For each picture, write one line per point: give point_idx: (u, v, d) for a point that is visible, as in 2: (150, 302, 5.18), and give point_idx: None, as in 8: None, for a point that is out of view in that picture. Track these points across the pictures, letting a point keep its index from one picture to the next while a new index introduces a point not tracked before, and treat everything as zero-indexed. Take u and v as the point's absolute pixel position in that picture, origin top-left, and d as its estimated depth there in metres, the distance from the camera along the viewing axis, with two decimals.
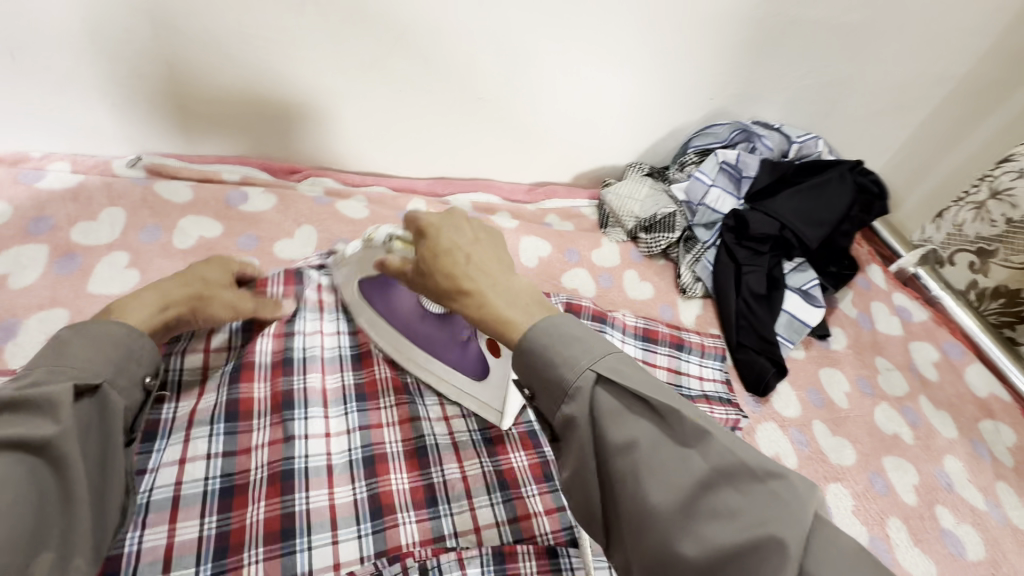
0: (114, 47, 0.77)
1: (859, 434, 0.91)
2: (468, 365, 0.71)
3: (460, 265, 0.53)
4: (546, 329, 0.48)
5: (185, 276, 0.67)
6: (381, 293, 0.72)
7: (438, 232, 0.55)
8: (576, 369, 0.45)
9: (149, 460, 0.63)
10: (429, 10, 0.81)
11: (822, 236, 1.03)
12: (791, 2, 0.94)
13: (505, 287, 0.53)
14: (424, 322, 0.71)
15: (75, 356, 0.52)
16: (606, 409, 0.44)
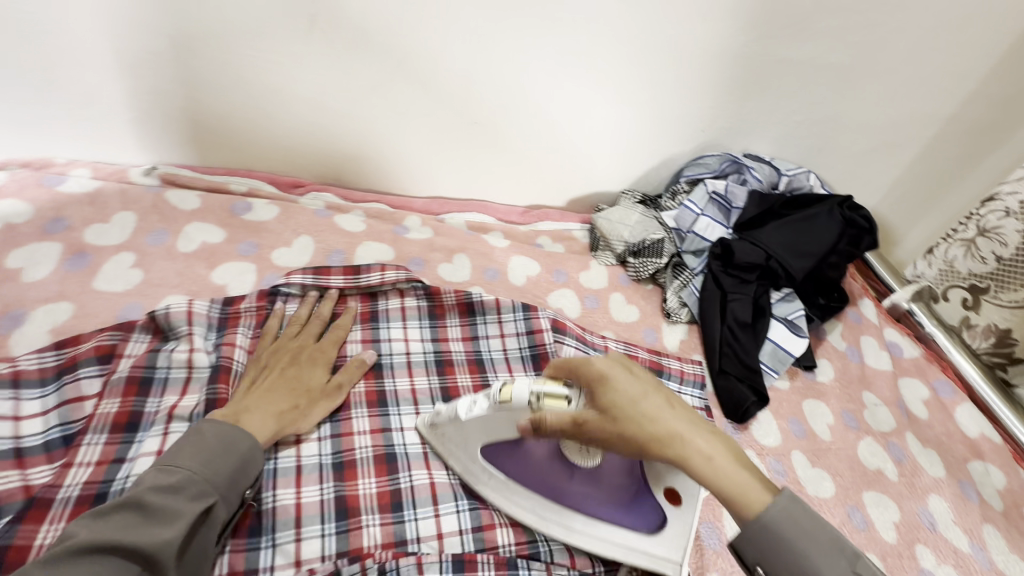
0: (139, 66, 0.84)
1: (840, 467, 0.90)
2: (638, 516, 0.66)
3: (648, 421, 0.57)
4: (783, 521, 0.52)
5: (293, 385, 0.72)
6: (511, 457, 0.67)
7: (615, 388, 0.57)
8: (833, 565, 0.49)
9: (127, 451, 0.65)
10: (427, 40, 0.87)
11: (808, 268, 1.04)
12: (778, 42, 0.98)
13: (701, 437, 0.57)
14: (574, 480, 0.67)
15: (206, 462, 0.58)
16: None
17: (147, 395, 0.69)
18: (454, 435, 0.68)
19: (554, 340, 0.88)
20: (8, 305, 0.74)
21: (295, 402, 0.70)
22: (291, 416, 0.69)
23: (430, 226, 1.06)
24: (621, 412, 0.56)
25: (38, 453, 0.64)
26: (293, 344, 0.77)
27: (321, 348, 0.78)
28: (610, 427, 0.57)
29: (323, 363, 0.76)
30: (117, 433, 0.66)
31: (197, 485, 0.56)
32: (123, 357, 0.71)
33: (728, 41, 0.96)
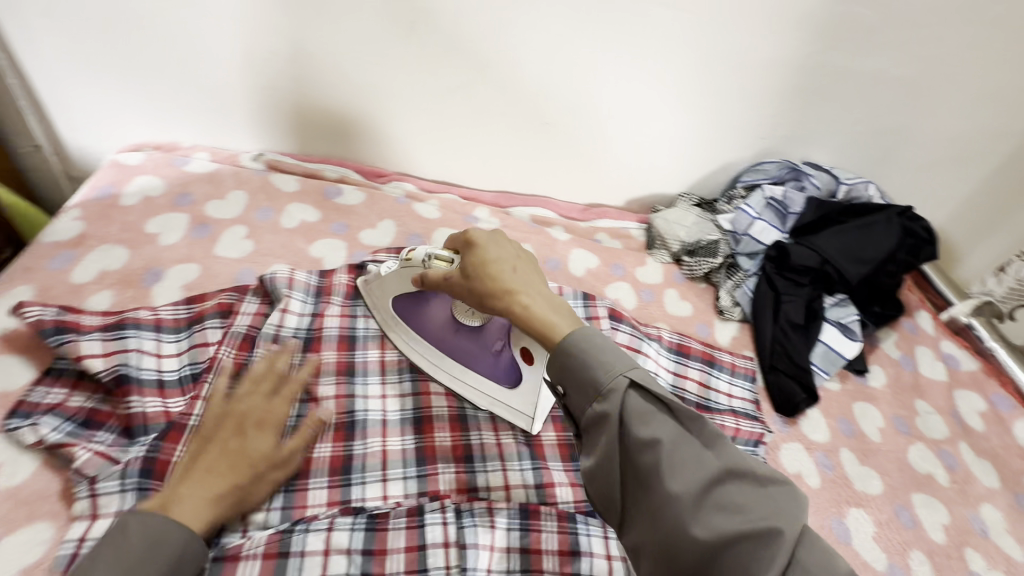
0: (260, 64, 0.97)
1: (889, 467, 0.92)
2: (503, 374, 0.76)
3: (505, 274, 0.60)
4: (581, 338, 0.54)
5: (233, 455, 0.59)
6: (413, 310, 0.80)
7: (485, 249, 0.63)
8: (611, 370, 0.51)
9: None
10: (510, 46, 0.96)
11: (865, 273, 1.06)
12: (844, 53, 1.02)
13: (545, 296, 0.60)
14: (456, 336, 0.77)
15: (124, 568, 0.50)
16: (636, 408, 0.50)
17: (253, 347, 0.78)
18: (381, 294, 0.82)
19: (610, 327, 0.97)
20: (149, 262, 0.86)
21: (237, 481, 0.59)
22: (230, 499, 0.58)
23: (498, 217, 1.15)
24: (485, 270, 0.61)
25: (175, 386, 0.75)
26: (238, 408, 0.62)
27: (263, 414, 0.63)
28: (468, 286, 0.63)
29: (270, 426, 0.63)
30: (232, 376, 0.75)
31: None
32: (239, 314, 0.82)
33: (793, 52, 1.01)
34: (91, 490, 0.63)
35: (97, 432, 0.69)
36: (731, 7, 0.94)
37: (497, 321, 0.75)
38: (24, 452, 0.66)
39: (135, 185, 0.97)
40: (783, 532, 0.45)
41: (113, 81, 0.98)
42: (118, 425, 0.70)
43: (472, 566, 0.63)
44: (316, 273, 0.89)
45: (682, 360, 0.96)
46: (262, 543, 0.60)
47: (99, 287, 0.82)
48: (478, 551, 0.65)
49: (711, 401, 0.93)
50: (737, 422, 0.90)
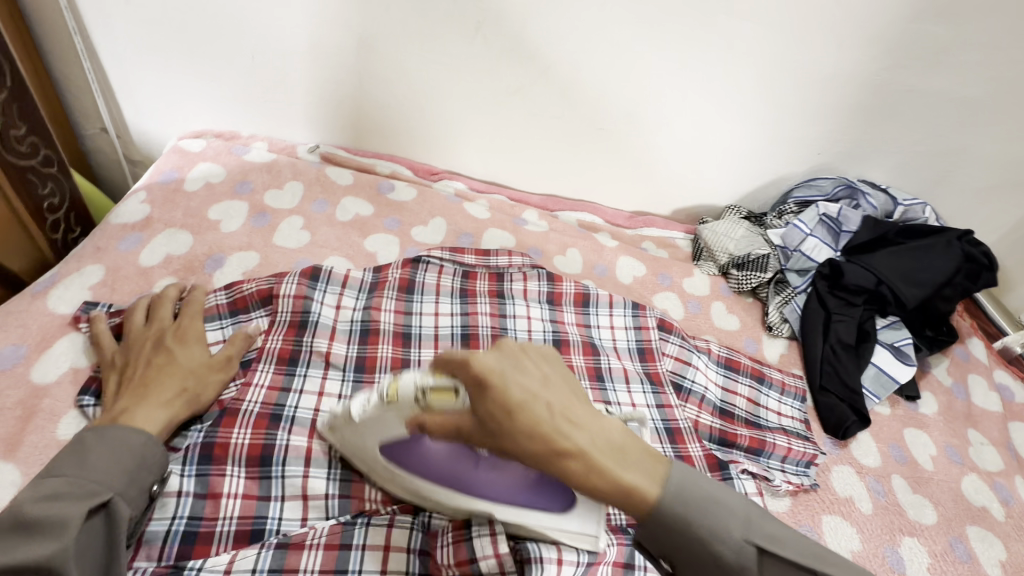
0: (325, 58, 0.98)
1: (942, 497, 0.90)
2: (547, 500, 0.59)
3: (546, 419, 0.48)
4: (683, 500, 0.50)
5: (162, 367, 0.67)
6: (407, 453, 0.60)
7: (506, 382, 0.49)
8: (728, 540, 0.50)
9: (292, 382, 0.73)
10: (573, 50, 0.96)
11: (921, 297, 1.04)
12: (911, 72, 1.00)
13: (601, 434, 0.50)
14: (476, 470, 0.60)
15: (92, 466, 0.55)
16: (771, 575, 0.49)
17: (303, 336, 0.77)
18: (354, 439, 0.62)
19: (660, 338, 0.95)
20: (211, 248, 0.88)
21: (185, 385, 0.66)
22: (183, 400, 0.66)
23: (546, 220, 1.14)
24: (520, 412, 0.48)
25: None
26: (150, 332, 0.71)
27: (174, 330, 0.71)
28: (491, 438, 0.50)
29: (189, 339, 0.71)
30: (280, 365, 0.74)
31: (84, 488, 0.54)
32: (281, 296, 0.79)
33: (859, 68, 0.99)
34: None
35: None
36: (800, 20, 0.93)
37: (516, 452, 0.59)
38: None
39: (197, 171, 0.99)
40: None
41: (181, 68, 1.00)
42: None
43: None
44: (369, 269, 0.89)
45: (731, 375, 0.95)
46: (325, 533, 0.61)
47: (164, 270, 0.83)
48: (543, 566, 0.57)
49: (760, 418, 0.92)
50: (788, 440, 0.89)
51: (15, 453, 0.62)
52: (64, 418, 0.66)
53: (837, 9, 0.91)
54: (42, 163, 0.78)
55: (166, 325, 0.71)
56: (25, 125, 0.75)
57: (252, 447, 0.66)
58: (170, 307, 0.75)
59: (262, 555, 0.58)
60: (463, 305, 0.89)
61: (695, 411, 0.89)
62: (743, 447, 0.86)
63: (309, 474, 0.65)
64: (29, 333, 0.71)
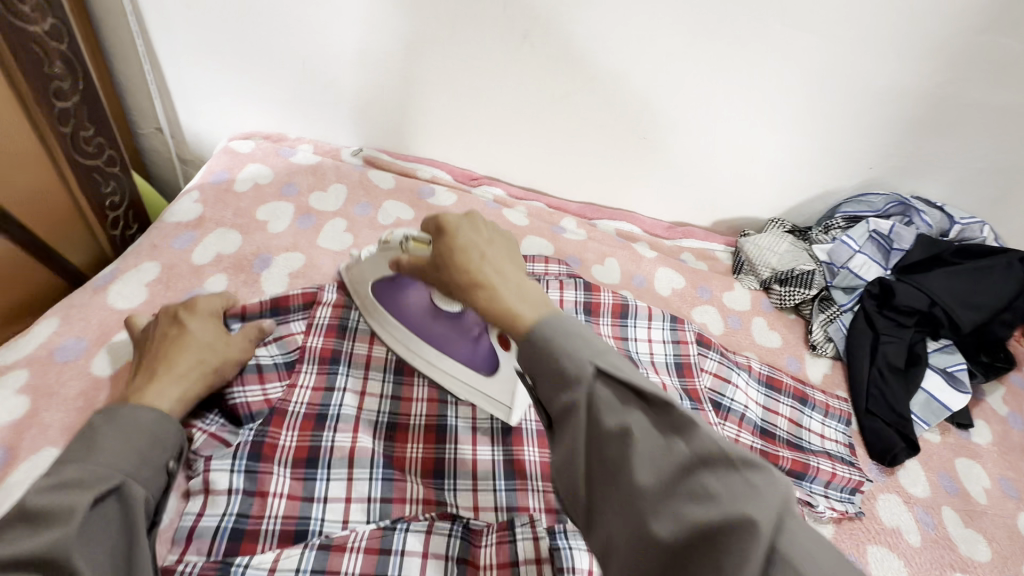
0: (373, 64, 0.99)
1: (996, 532, 0.86)
2: (482, 361, 0.73)
3: (473, 261, 0.56)
4: (552, 323, 0.49)
5: (177, 345, 0.67)
6: (391, 295, 0.75)
7: (456, 231, 0.59)
8: (574, 358, 0.45)
9: (335, 382, 0.75)
10: (620, 59, 0.95)
11: (978, 320, 0.99)
12: (976, 85, 0.95)
13: (518, 286, 0.54)
14: (435, 322, 0.73)
15: (100, 449, 0.53)
16: (602, 398, 0.44)
17: (344, 337, 0.79)
18: (358, 284, 0.79)
19: (699, 353, 0.93)
20: (259, 248, 0.90)
21: (199, 356, 0.67)
22: (198, 372, 0.67)
23: (585, 229, 1.14)
24: (454, 247, 0.57)
25: (271, 369, 0.76)
26: (166, 315, 0.72)
27: (186, 307, 0.73)
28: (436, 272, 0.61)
29: (204, 316, 0.73)
30: (324, 364, 0.76)
31: (95, 474, 0.50)
32: (321, 304, 0.81)
33: (920, 81, 0.95)
34: (206, 466, 0.64)
35: (208, 415, 0.71)
36: (859, 31, 0.90)
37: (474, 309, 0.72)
38: None
39: (246, 172, 1.02)
40: (762, 527, 0.35)
41: (235, 71, 1.03)
42: (223, 407, 0.72)
43: None
44: None
45: (773, 394, 0.92)
46: (366, 537, 0.62)
47: (215, 269, 0.86)
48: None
49: (802, 440, 0.89)
50: (833, 465, 0.85)
51: None
52: None
53: (900, 19, 0.88)
54: (107, 164, 0.82)
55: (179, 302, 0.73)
56: (93, 127, 0.78)
57: (298, 449, 0.68)
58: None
59: (306, 555, 0.59)
60: None
61: (735, 429, 0.86)
62: (785, 469, 0.84)
63: (353, 475, 0.67)
64: (90, 326, 0.74)
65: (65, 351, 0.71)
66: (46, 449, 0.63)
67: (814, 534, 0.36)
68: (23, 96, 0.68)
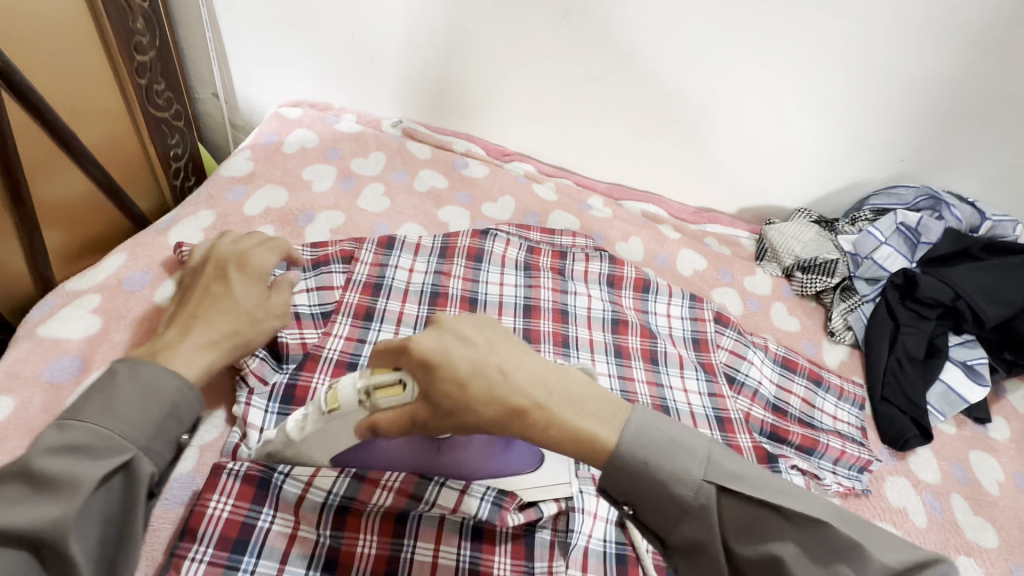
0: (417, 38, 1.04)
1: (1006, 522, 0.86)
2: (518, 460, 0.64)
3: (499, 384, 0.48)
4: (643, 446, 0.48)
5: (217, 300, 0.66)
6: (366, 455, 0.61)
7: (448, 357, 0.49)
8: (688, 481, 0.47)
9: (366, 334, 0.80)
10: (656, 41, 0.98)
11: (1002, 316, 0.99)
12: (1014, 79, 0.95)
13: (565, 395, 0.49)
14: (440, 454, 0.61)
15: (115, 413, 0.52)
16: (733, 518, 0.48)
17: (377, 296, 0.85)
18: (302, 457, 0.62)
19: (716, 330, 0.96)
20: (304, 206, 0.96)
21: (235, 326, 0.65)
22: (234, 341, 0.65)
23: (611, 208, 1.17)
24: (466, 390, 0.48)
25: (308, 318, 0.81)
26: (218, 261, 0.70)
27: (239, 261, 0.70)
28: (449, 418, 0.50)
29: (252, 274, 0.70)
30: (358, 319, 0.81)
31: (106, 441, 0.50)
32: (359, 261, 0.87)
33: (957, 72, 0.95)
34: (247, 398, 0.70)
35: None
36: (898, 19, 0.90)
37: (480, 435, 0.61)
38: None
39: (294, 136, 1.08)
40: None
41: (287, 40, 1.10)
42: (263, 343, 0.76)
43: (578, 530, 0.64)
44: (440, 236, 0.95)
45: (787, 374, 0.94)
46: (400, 478, 0.63)
47: (263, 221, 0.92)
48: (583, 517, 0.65)
49: (815, 420, 0.91)
50: (843, 444, 0.87)
51: None
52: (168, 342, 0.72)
53: (939, 7, 0.89)
54: (173, 118, 0.90)
55: (233, 253, 0.70)
56: (164, 82, 0.86)
57: None
58: (252, 240, 0.75)
59: (340, 481, 0.63)
60: (527, 277, 0.93)
61: (747, 404, 0.89)
62: (794, 444, 0.86)
63: None
64: (153, 261, 0.80)
65: (132, 282, 0.77)
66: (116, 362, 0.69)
67: None
68: (110, 48, 0.75)
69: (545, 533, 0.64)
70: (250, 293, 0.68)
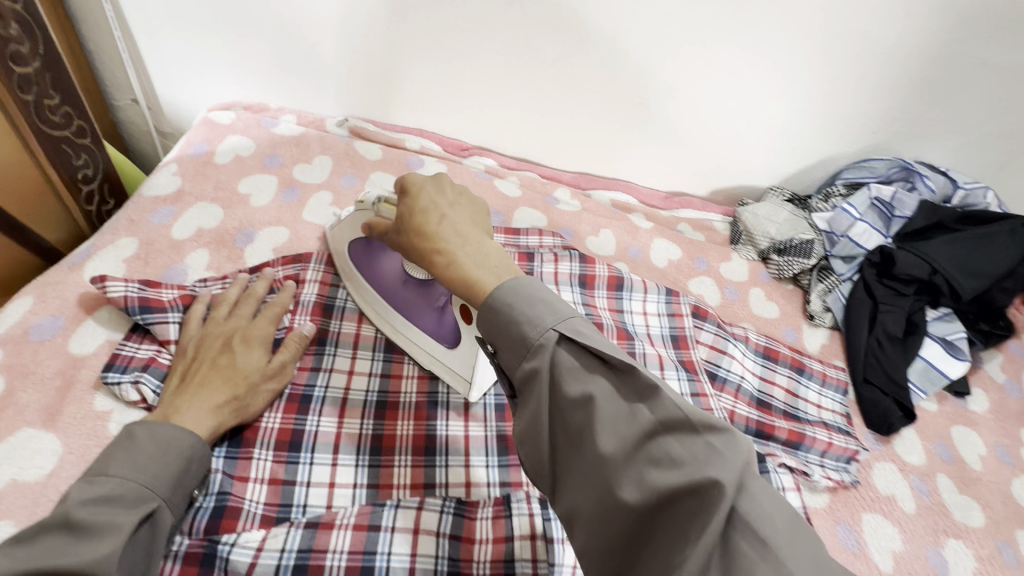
0: (355, 27, 0.95)
1: (991, 499, 0.86)
2: (445, 332, 0.72)
3: (432, 223, 0.55)
4: (512, 289, 0.48)
5: (220, 368, 0.63)
6: (367, 258, 0.76)
7: (419, 193, 0.57)
8: (539, 325, 0.45)
9: (322, 362, 0.73)
10: (616, 20, 0.90)
11: (978, 289, 0.97)
12: (984, 43, 0.91)
13: (477, 248, 0.53)
14: (404, 288, 0.74)
15: (141, 465, 0.52)
16: (567, 365, 0.44)
17: (330, 318, 0.78)
18: (338, 243, 0.79)
19: (694, 325, 0.92)
20: (241, 223, 0.87)
21: (233, 393, 0.62)
22: (229, 409, 0.62)
23: (578, 199, 1.11)
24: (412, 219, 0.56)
25: None
26: (223, 330, 0.67)
27: (243, 331, 0.68)
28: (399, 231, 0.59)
29: (257, 342, 0.67)
30: (311, 346, 0.74)
31: (135, 492, 0.51)
32: (306, 282, 0.79)
33: (928, 38, 0.91)
34: None
35: None
36: None
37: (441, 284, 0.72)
38: (132, 408, 0.64)
39: (226, 144, 0.98)
40: (723, 483, 0.37)
41: (209, 36, 0.98)
42: None
43: (560, 563, 0.58)
44: None
45: (769, 365, 0.91)
46: (354, 513, 0.60)
47: (195, 245, 0.82)
48: (565, 548, 0.59)
49: (799, 410, 0.89)
50: (829, 435, 0.85)
51: (55, 423, 0.62)
52: (96, 397, 0.64)
53: None
54: (76, 135, 0.79)
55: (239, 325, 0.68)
56: (58, 94, 0.75)
57: (281, 433, 0.66)
58: (253, 305, 0.72)
59: (293, 534, 0.58)
60: None
61: (731, 401, 0.86)
62: (780, 440, 0.83)
63: (337, 461, 0.66)
64: (66, 303, 0.71)
65: (41, 330, 0.68)
66: (25, 429, 0.61)
67: (777, 499, 0.38)
68: None
69: (526, 568, 0.59)
70: (255, 362, 0.66)
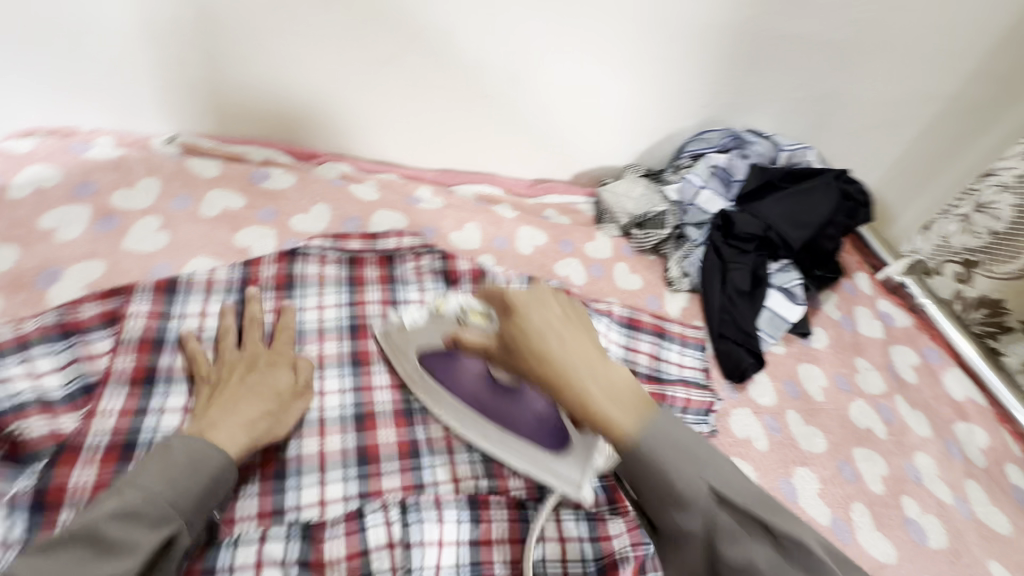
0: (163, 35, 0.87)
1: (831, 424, 0.96)
2: (547, 439, 0.67)
3: (553, 351, 0.49)
4: (656, 437, 0.46)
5: (258, 389, 0.66)
6: (444, 367, 0.71)
7: (527, 314, 0.52)
8: (692, 484, 0.44)
9: (147, 402, 0.68)
10: (441, 13, 0.90)
11: (806, 238, 1.08)
12: (779, 17, 1.01)
13: (607, 381, 0.49)
14: (493, 397, 0.68)
15: (168, 481, 0.53)
16: (724, 528, 0.43)
17: (161, 352, 0.72)
18: (404, 344, 0.75)
19: None
20: (46, 262, 0.81)
21: (267, 408, 0.64)
22: (265, 424, 0.64)
23: (441, 196, 1.10)
24: (522, 340, 0.51)
25: (64, 403, 0.67)
26: (244, 354, 0.70)
27: (268, 354, 0.71)
28: (507, 358, 0.53)
29: (287, 361, 0.71)
30: (138, 386, 0.69)
31: (160, 510, 0.51)
32: (129, 315, 0.73)
33: (731, 16, 0.99)
34: None
35: None
36: None
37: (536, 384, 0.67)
38: None
39: (25, 177, 0.90)
40: None
41: None
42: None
43: (418, 566, 0.61)
44: (237, 266, 0.82)
45: (633, 334, 0.96)
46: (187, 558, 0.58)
47: None
48: (424, 549, 0.62)
49: (662, 372, 0.94)
50: (688, 392, 0.92)
51: None
52: None
53: None
54: None
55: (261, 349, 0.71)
56: None
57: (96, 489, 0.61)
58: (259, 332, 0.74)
59: None
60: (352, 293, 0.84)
61: None
62: None
63: None
64: None
65: None
66: None
67: None
68: None
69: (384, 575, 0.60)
70: (284, 382, 0.68)
